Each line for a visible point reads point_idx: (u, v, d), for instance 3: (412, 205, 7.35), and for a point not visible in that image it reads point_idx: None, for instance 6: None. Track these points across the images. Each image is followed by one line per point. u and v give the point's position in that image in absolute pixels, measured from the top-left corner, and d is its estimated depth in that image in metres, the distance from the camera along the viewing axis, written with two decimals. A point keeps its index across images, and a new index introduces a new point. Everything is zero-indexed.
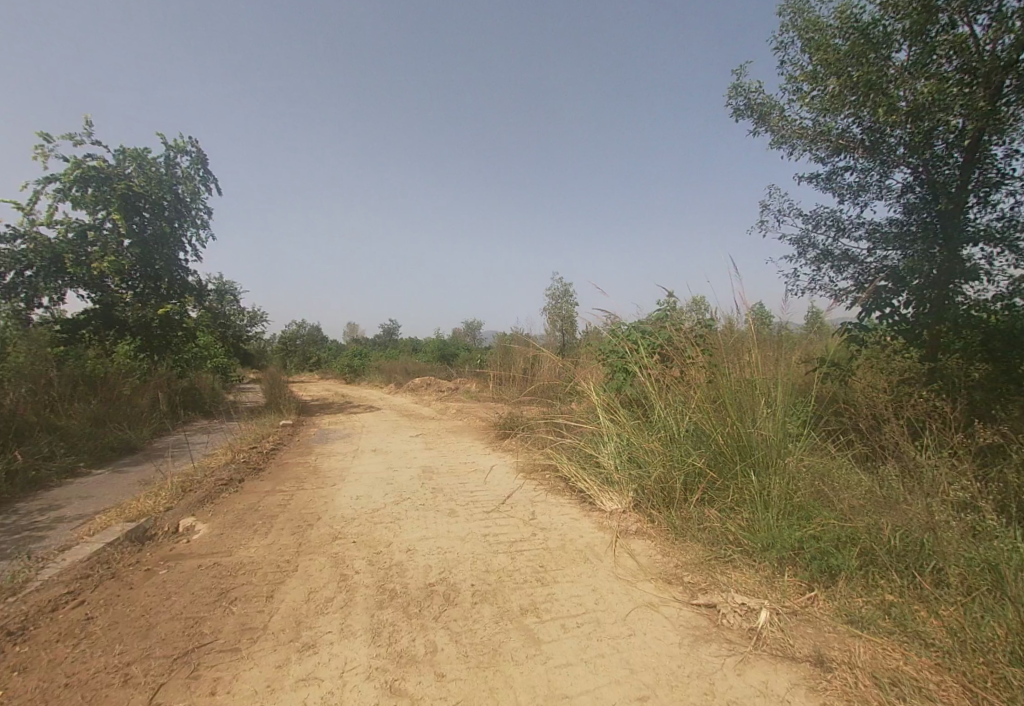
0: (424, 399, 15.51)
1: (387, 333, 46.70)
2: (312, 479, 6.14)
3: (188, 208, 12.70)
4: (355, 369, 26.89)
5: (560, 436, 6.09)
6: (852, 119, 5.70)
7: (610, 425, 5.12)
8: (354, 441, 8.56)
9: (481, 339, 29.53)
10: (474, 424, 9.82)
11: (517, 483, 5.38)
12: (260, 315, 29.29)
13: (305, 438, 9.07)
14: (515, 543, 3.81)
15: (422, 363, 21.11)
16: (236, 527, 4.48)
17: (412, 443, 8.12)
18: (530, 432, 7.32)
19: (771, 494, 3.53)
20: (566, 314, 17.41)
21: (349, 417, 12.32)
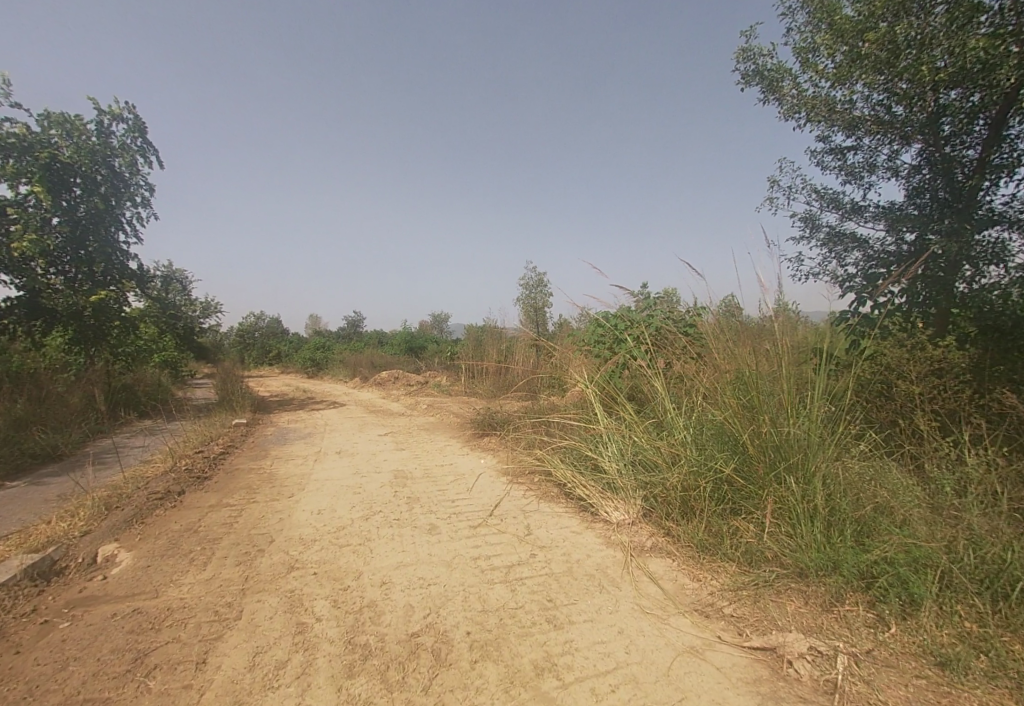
0: (393, 393, 14.64)
1: (352, 324, 45.09)
2: (265, 489, 5.31)
3: (126, 183, 11.25)
4: (319, 363, 25.59)
5: (548, 435, 5.47)
6: (867, 91, 5.21)
7: (610, 423, 4.53)
8: (316, 442, 7.71)
9: (451, 331, 28.64)
10: (449, 420, 9.11)
11: (504, 489, 4.73)
12: (214, 305, 27.43)
13: (260, 440, 8.15)
14: (513, 568, 3.18)
15: (389, 356, 20.10)
16: (167, 558, 3.66)
17: (381, 443, 7.34)
18: (513, 430, 6.68)
19: (814, 505, 3.02)
20: (542, 304, 16.82)
21: (312, 414, 11.37)
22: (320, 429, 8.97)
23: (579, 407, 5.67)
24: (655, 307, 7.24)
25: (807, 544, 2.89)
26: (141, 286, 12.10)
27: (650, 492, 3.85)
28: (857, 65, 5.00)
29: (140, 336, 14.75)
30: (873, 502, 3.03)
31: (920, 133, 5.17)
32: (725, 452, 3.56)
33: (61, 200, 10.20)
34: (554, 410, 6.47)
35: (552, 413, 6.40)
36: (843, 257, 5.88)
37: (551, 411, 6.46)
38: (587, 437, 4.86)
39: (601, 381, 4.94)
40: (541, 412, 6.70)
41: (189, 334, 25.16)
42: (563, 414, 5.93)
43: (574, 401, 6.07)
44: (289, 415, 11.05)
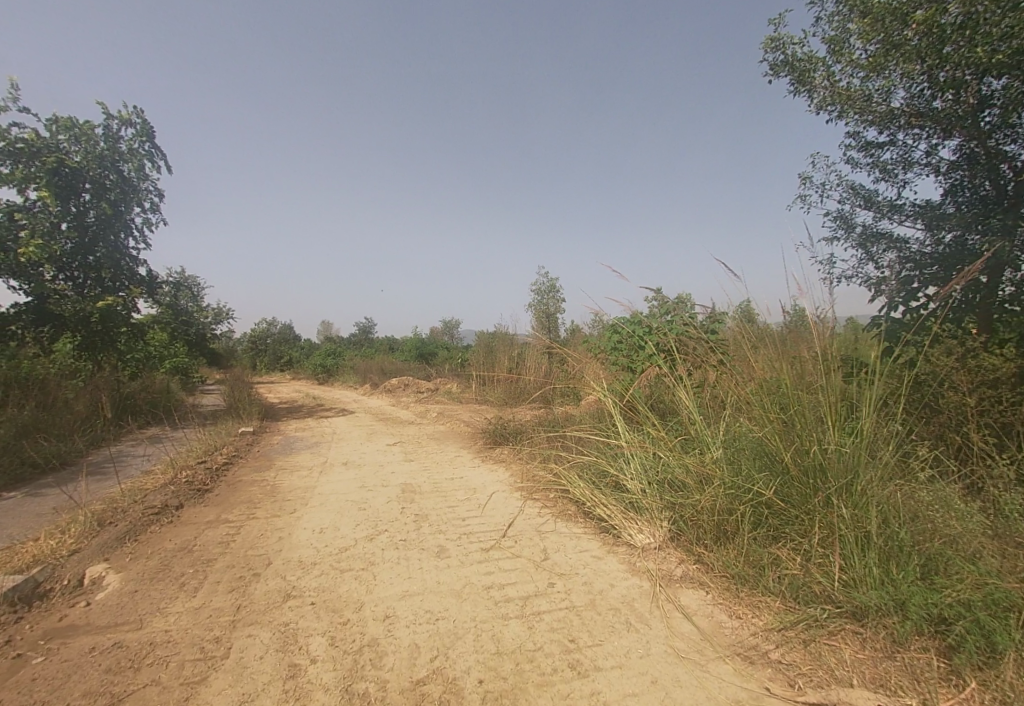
0: (403, 401, 14.39)
1: (363, 331, 45.15)
2: (267, 503, 5.07)
3: (136, 189, 11.23)
4: (329, 369, 25.52)
5: (564, 448, 5.17)
6: (904, 82, 4.88)
7: (632, 437, 4.22)
8: (323, 453, 7.46)
9: (462, 338, 28.44)
10: (459, 430, 8.83)
11: (518, 507, 4.44)
12: (226, 312, 27.53)
13: (267, 449, 7.94)
14: (529, 600, 2.88)
15: (399, 363, 19.93)
16: (157, 582, 3.41)
17: (389, 454, 7.08)
18: (526, 443, 6.38)
19: (868, 533, 2.69)
20: (554, 311, 16.53)
21: (321, 422, 11.16)
22: (327, 439, 8.74)
23: (596, 419, 5.37)
24: (673, 314, 6.93)
25: (861, 578, 2.57)
26: (150, 292, 12.02)
27: (678, 513, 3.55)
28: (893, 54, 4.68)
29: (151, 343, 14.73)
30: (934, 529, 2.70)
31: (963, 125, 4.81)
32: (761, 469, 3.25)
33: (70, 206, 10.15)
34: (570, 421, 6.16)
35: (568, 424, 6.09)
36: (875, 259, 5.55)
37: (567, 422, 6.14)
38: (607, 452, 4.57)
39: (620, 392, 4.65)
40: (556, 423, 6.39)
41: (201, 341, 25.25)
42: (580, 426, 5.63)
43: (591, 411, 5.77)
44: (297, 423, 10.86)
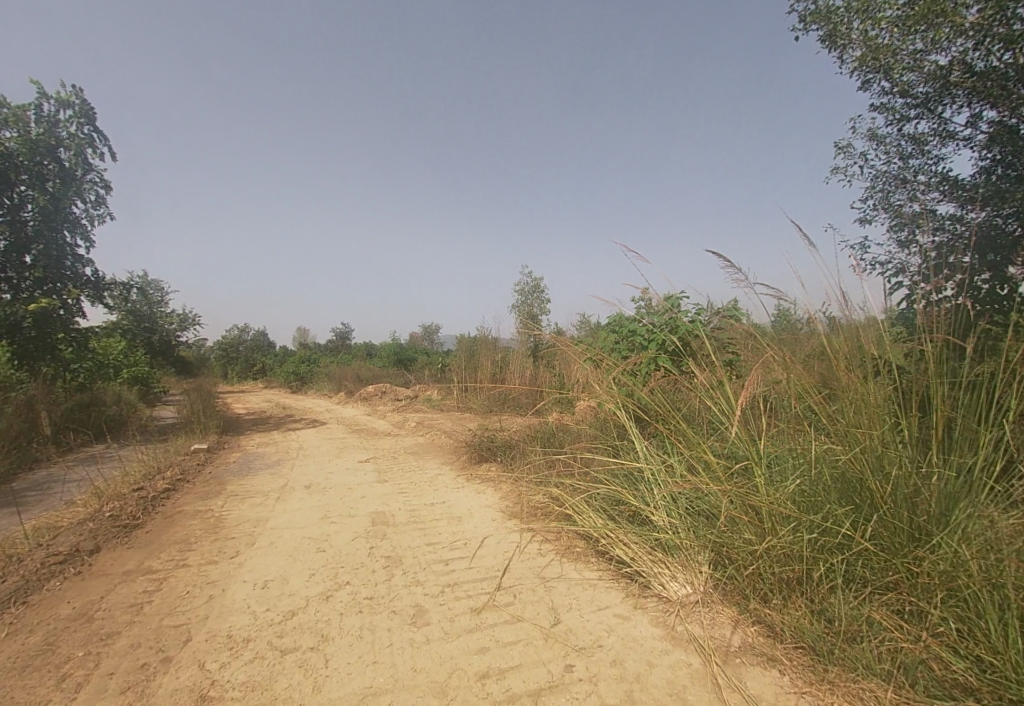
0: (379, 410, 13.42)
1: (340, 337, 43.74)
2: (206, 542, 4.14)
3: (81, 180, 10.08)
4: (303, 377, 24.27)
5: (563, 467, 4.38)
6: (952, 37, 4.27)
7: (653, 457, 3.50)
8: (284, 473, 6.51)
9: (443, 343, 27.46)
10: (440, 442, 7.95)
11: (513, 543, 3.63)
12: (192, 318, 25.97)
13: (220, 469, 6.93)
14: (541, 697, 2.08)
15: (377, 368, 18.97)
16: (28, 675, 2.48)
17: (360, 473, 6.17)
18: (518, 459, 5.56)
19: (1003, 594, 2.03)
20: (538, 313, 15.76)
21: (288, 435, 10.14)
22: (292, 455, 7.77)
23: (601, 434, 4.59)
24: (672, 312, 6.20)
25: (1002, 656, 1.89)
26: (98, 295, 10.81)
27: (723, 550, 2.83)
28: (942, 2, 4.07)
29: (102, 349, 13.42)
30: None
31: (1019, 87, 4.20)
32: (837, 496, 2.57)
33: (3, 198, 8.99)
34: (567, 433, 5.37)
35: (565, 437, 5.30)
36: (906, 244, 5.03)
37: (563, 436, 5.33)
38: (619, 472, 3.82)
39: (632, 400, 3.89)
40: (550, 436, 5.59)
41: (166, 348, 23.69)
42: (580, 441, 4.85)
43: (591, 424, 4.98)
44: (262, 437, 9.82)
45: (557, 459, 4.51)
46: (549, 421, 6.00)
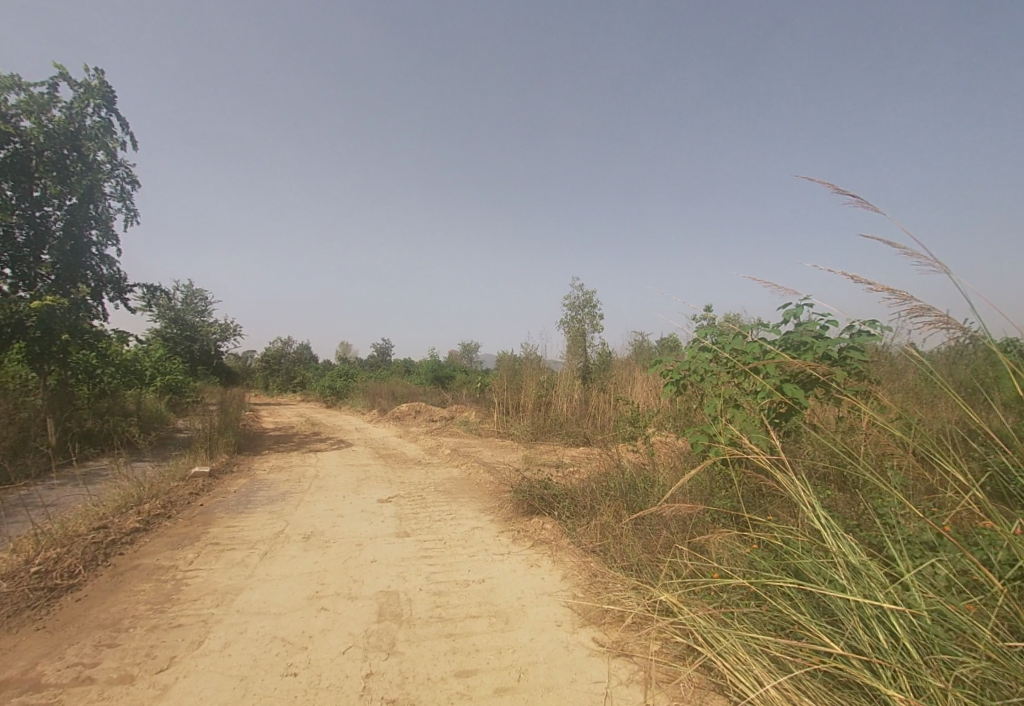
0: (411, 431, 12.12)
1: (380, 353, 43.55)
2: (140, 632, 2.88)
3: (106, 174, 9.59)
4: (338, 391, 23.54)
5: (662, 554, 2.99)
6: None
7: (860, 571, 2.02)
8: (285, 513, 5.22)
9: (483, 362, 26.19)
10: (479, 479, 6.52)
11: (599, 693, 2.17)
12: (234, 328, 25.83)
13: (213, 503, 5.73)
14: None
15: (412, 385, 17.91)
16: None
17: (376, 520, 4.81)
18: (587, 523, 4.02)
19: None
20: (588, 331, 14.23)
21: (308, 457, 8.95)
22: (303, 485, 6.51)
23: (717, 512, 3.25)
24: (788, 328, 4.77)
25: None
26: (119, 296, 10.20)
27: None
28: None
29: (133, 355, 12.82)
30: None
31: None
32: None
33: (22, 190, 8.51)
34: (667, 494, 3.82)
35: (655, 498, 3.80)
36: None
37: (664, 498, 3.77)
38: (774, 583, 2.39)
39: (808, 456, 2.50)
40: (633, 493, 4.05)
41: (205, 357, 23.47)
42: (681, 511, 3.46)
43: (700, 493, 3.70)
44: (279, 459, 8.67)
45: (663, 543, 3.04)
46: (630, 469, 4.48)
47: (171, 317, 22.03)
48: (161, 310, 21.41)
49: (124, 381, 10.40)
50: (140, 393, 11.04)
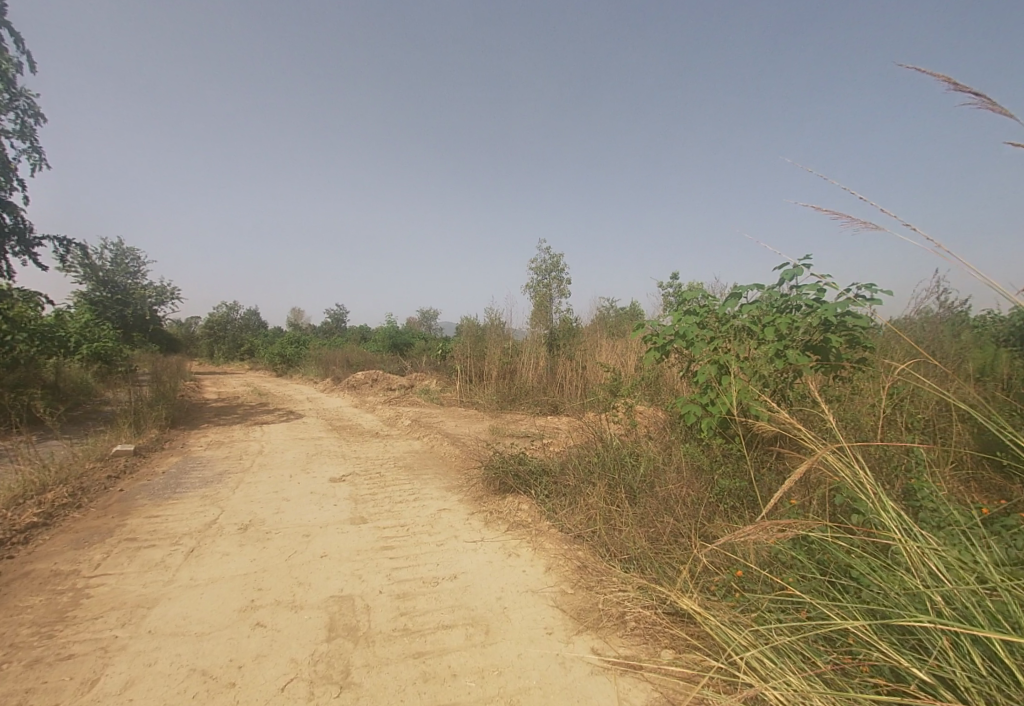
0: (367, 401, 11.40)
1: (335, 319, 41.76)
2: (14, 670, 2.23)
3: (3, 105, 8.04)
4: (289, 359, 22.26)
5: (666, 546, 2.65)
6: None
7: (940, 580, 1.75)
8: (221, 498, 4.53)
9: (444, 328, 25.38)
10: (443, 452, 5.98)
11: None
12: (171, 289, 23.68)
13: (135, 487, 4.93)
14: None
15: (369, 353, 17.00)
16: None
17: (327, 503, 4.22)
18: (572, 504, 3.58)
19: None
20: (555, 297, 13.74)
21: (252, 431, 8.12)
22: (245, 463, 5.78)
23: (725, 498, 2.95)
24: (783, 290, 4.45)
25: None
26: (28, 252, 8.74)
27: None
28: None
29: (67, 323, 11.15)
30: None
31: None
32: None
33: None
34: (661, 473, 3.42)
35: (647, 478, 3.40)
36: None
37: (657, 479, 3.37)
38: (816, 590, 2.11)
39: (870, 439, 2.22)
40: (621, 471, 3.61)
41: (140, 321, 21.48)
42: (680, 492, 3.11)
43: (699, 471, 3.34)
44: (218, 433, 7.81)
45: (673, 536, 2.70)
46: (615, 442, 4.05)
47: (97, 277, 19.85)
48: (84, 269, 19.21)
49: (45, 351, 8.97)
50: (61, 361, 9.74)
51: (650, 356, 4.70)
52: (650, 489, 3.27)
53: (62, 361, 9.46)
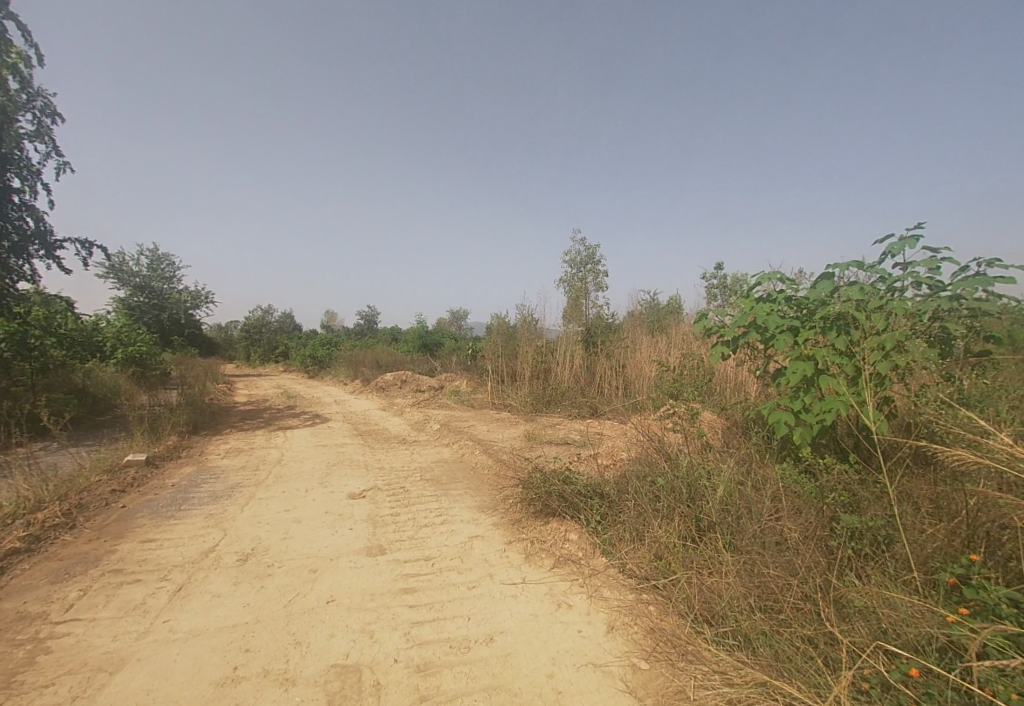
0: (396, 403, 10.92)
1: (367, 321, 42.02)
2: None
3: (22, 107, 7.93)
4: (321, 360, 22.22)
5: (790, 623, 1.97)
6: None
7: None
8: (226, 518, 4.03)
9: (475, 327, 24.85)
10: (475, 462, 5.33)
11: None
12: (206, 294, 24.02)
13: (139, 504, 4.50)
14: None
15: (399, 353, 16.62)
16: None
17: (341, 527, 3.64)
18: (638, 540, 2.85)
19: None
20: (590, 291, 12.94)
21: (274, 436, 7.70)
22: (259, 474, 5.30)
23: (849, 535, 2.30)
24: (886, 268, 3.60)
25: None
26: (50, 255, 8.66)
27: None
28: None
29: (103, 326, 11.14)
30: None
31: None
32: None
33: None
34: (749, 500, 2.68)
35: (733, 508, 2.66)
36: None
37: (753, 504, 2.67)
38: None
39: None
40: (699, 497, 2.85)
41: (177, 326, 21.77)
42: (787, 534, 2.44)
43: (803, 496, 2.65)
44: (239, 440, 7.42)
45: (794, 604, 2.00)
46: (688, 459, 3.29)
47: (134, 282, 20.19)
48: (122, 275, 19.58)
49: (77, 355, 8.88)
50: (94, 366, 9.67)
51: (716, 354, 3.99)
52: (746, 523, 2.52)
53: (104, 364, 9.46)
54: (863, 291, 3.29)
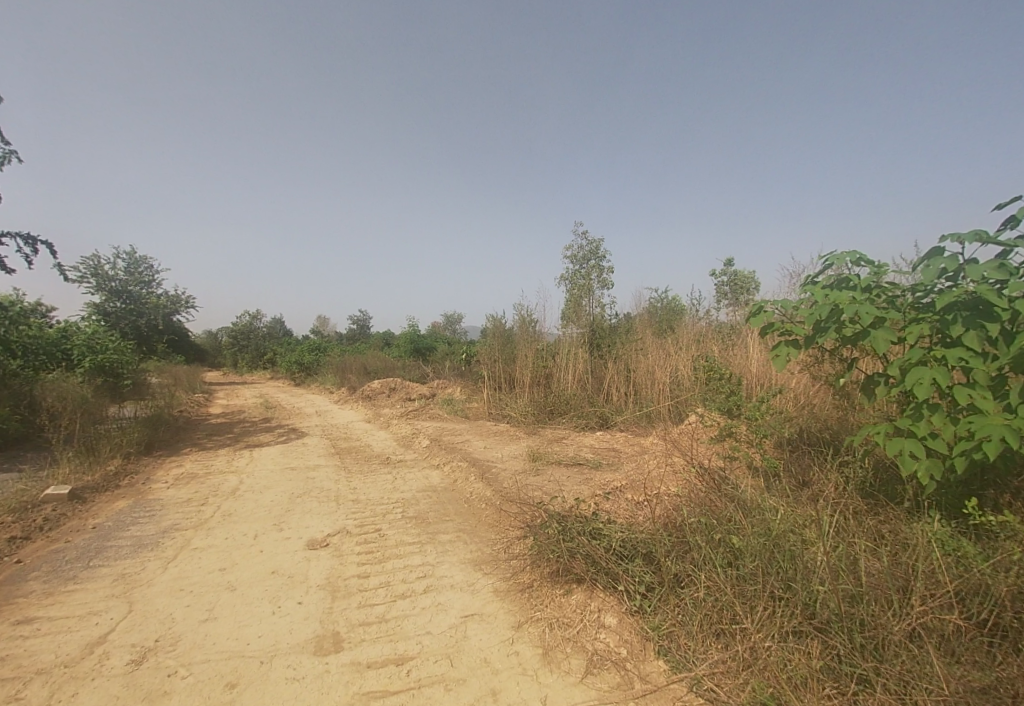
0: (383, 414, 9.94)
1: (358, 325, 40.96)
2: None
3: None
4: (307, 367, 21.21)
5: None
6: None
7: None
8: (140, 581, 3.04)
9: (469, 330, 23.86)
10: (469, 493, 4.35)
11: None
12: (185, 298, 22.95)
13: (38, 558, 3.49)
14: None
15: (388, 358, 15.62)
16: None
17: (287, 600, 2.66)
18: (714, 638, 1.92)
19: None
20: (594, 288, 11.98)
21: (240, 457, 6.70)
22: (204, 512, 4.30)
23: None
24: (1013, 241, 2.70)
25: None
26: None
27: None
28: None
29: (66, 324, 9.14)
30: None
31: None
32: None
33: None
34: (889, 581, 1.85)
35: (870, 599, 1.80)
36: None
37: (894, 590, 1.82)
38: None
39: None
40: (804, 571, 1.93)
41: (157, 333, 20.69)
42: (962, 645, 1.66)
43: (959, 574, 1.84)
44: (197, 462, 6.39)
45: None
46: (768, 508, 2.35)
47: (110, 287, 19.12)
48: (96, 280, 18.54)
49: (31, 365, 7.57)
50: (58, 375, 7.74)
51: (780, 358, 3.06)
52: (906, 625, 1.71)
53: (76, 373, 7.98)
54: (1001, 268, 2.34)
